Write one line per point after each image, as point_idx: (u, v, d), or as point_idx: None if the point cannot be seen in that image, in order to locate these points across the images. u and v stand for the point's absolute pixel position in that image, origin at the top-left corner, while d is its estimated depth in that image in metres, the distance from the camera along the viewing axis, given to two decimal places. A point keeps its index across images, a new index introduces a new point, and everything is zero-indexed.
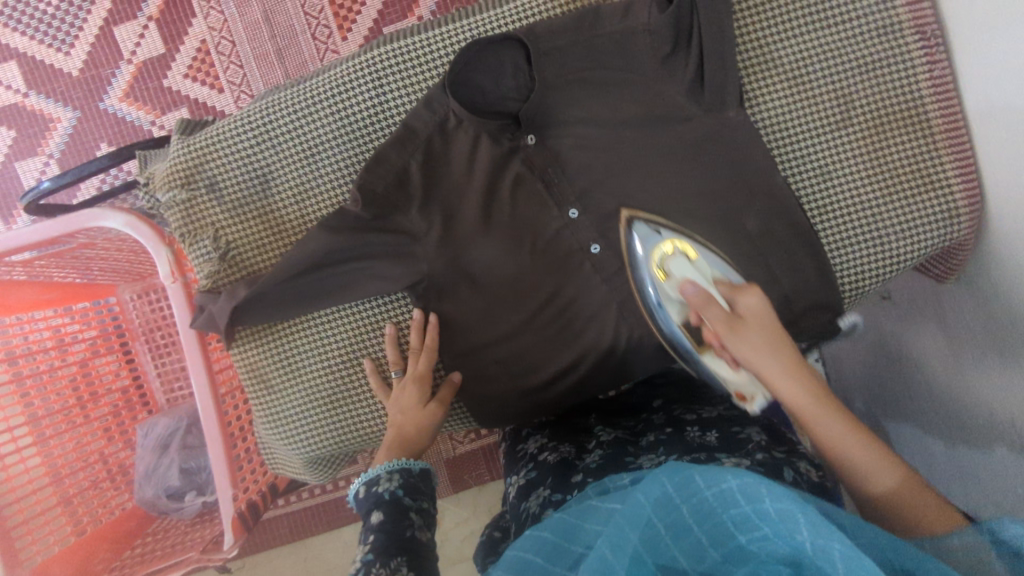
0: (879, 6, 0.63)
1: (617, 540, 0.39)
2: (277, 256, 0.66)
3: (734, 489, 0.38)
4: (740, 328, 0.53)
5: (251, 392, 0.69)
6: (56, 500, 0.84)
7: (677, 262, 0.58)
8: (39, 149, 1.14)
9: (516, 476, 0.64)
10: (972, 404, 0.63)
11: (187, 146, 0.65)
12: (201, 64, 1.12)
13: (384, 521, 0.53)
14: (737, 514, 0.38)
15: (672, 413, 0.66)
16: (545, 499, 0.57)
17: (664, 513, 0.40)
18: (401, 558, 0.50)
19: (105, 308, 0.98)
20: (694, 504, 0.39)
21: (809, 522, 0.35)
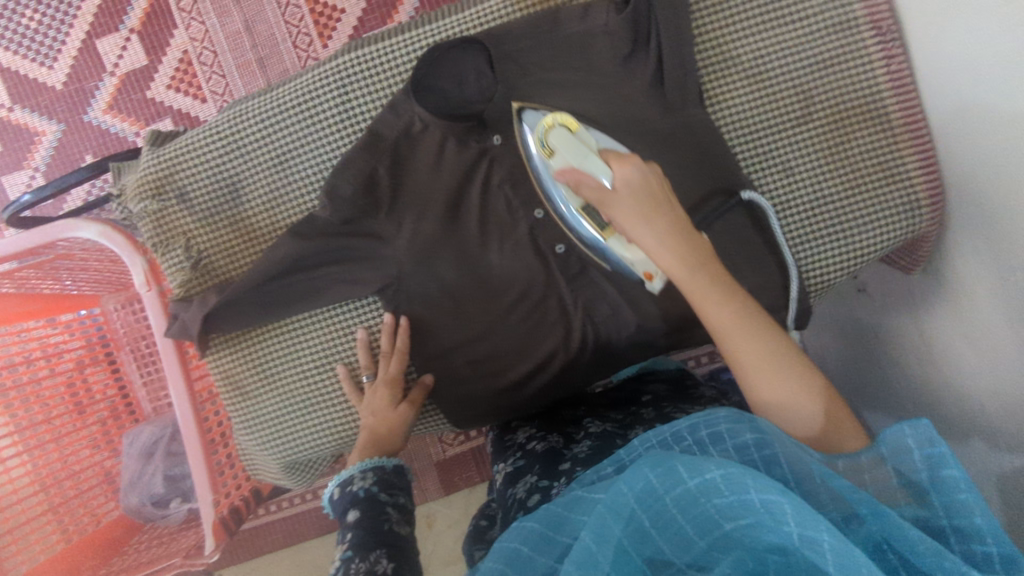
0: (835, 3, 0.64)
1: (602, 531, 0.38)
2: (249, 263, 0.67)
3: (717, 479, 0.37)
4: (617, 202, 0.52)
5: (226, 398, 0.70)
6: (42, 509, 0.85)
7: (559, 134, 0.55)
8: (25, 163, 1.15)
9: (504, 464, 0.65)
10: (942, 394, 0.63)
11: (158, 156, 0.66)
12: (183, 75, 1.13)
13: (361, 518, 0.54)
14: (721, 504, 0.37)
15: (661, 407, 0.66)
16: (531, 486, 0.57)
17: (647, 504, 0.39)
18: (380, 551, 0.51)
19: (90, 319, 0.98)
20: (677, 494, 0.38)
21: (796, 513, 0.35)
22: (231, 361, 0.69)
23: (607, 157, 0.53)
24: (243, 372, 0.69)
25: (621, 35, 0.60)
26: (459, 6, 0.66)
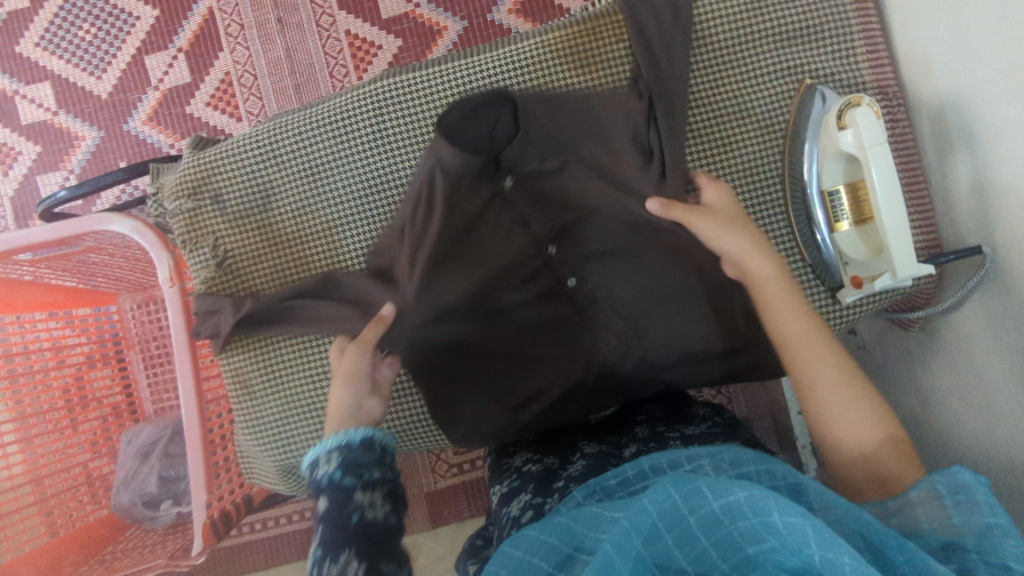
0: (847, 63, 0.65)
1: (622, 543, 0.38)
2: (271, 266, 0.70)
3: (741, 502, 0.37)
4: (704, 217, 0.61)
5: (233, 395, 0.72)
6: (33, 500, 0.85)
7: (859, 114, 0.56)
8: (62, 164, 1.19)
9: (500, 486, 0.67)
10: (941, 449, 0.64)
11: (198, 160, 0.70)
12: (223, 94, 1.19)
13: (330, 511, 0.55)
14: (745, 527, 0.37)
15: (655, 428, 0.68)
16: (526, 503, 0.60)
17: (670, 520, 0.38)
18: (351, 550, 0.52)
19: (105, 317, 1.01)
20: (700, 516, 0.38)
21: (817, 533, 0.35)
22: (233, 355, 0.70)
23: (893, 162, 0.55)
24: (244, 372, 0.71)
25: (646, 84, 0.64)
26: (494, 45, 0.70)
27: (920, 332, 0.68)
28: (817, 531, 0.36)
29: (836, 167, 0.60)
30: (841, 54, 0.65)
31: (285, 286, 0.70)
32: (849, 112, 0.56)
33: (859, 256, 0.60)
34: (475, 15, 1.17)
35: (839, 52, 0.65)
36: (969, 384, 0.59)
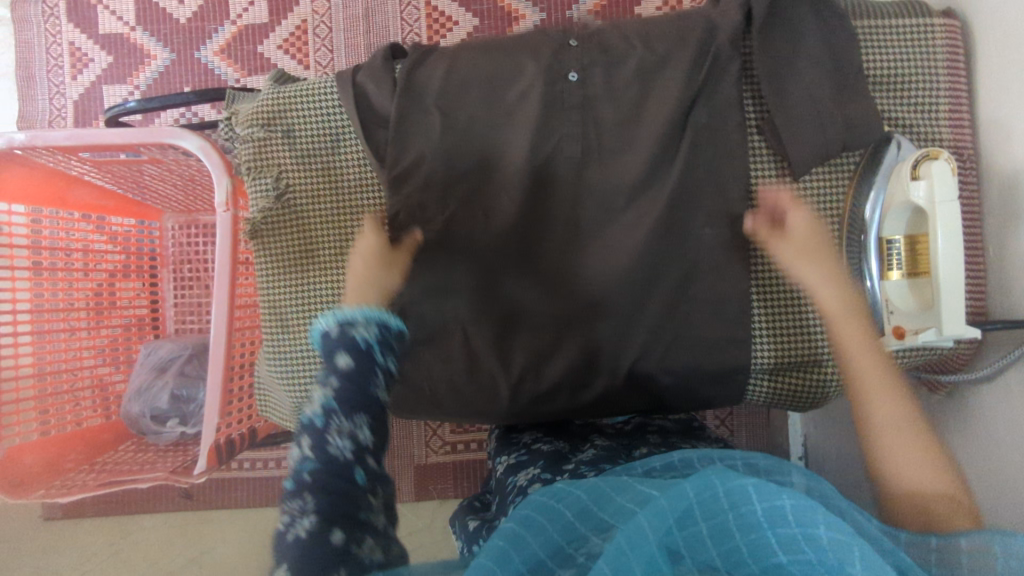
0: (928, 115, 0.65)
1: (660, 522, 0.40)
2: (327, 208, 0.71)
3: (786, 508, 0.39)
4: (785, 239, 0.62)
5: (266, 322, 0.73)
6: (34, 395, 0.84)
7: (935, 169, 0.56)
8: (129, 79, 1.21)
9: (506, 457, 0.71)
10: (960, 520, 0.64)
11: (276, 92, 0.71)
12: (296, 41, 1.20)
13: (352, 372, 0.51)
14: (784, 534, 0.39)
15: (666, 437, 0.71)
16: (534, 476, 0.62)
17: (708, 510, 0.41)
18: (365, 416, 0.51)
19: (147, 230, 1.05)
20: (740, 514, 0.40)
21: (863, 558, 0.37)
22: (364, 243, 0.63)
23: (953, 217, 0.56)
24: (367, 244, 0.63)
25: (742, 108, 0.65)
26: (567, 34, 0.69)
27: (945, 397, 0.68)
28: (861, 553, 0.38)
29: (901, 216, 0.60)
30: (923, 109, 0.65)
31: (338, 229, 0.71)
32: (926, 164, 0.57)
33: (907, 309, 0.60)
34: (555, 8, 1.15)
35: (923, 108, 0.65)
36: (1002, 459, 0.59)
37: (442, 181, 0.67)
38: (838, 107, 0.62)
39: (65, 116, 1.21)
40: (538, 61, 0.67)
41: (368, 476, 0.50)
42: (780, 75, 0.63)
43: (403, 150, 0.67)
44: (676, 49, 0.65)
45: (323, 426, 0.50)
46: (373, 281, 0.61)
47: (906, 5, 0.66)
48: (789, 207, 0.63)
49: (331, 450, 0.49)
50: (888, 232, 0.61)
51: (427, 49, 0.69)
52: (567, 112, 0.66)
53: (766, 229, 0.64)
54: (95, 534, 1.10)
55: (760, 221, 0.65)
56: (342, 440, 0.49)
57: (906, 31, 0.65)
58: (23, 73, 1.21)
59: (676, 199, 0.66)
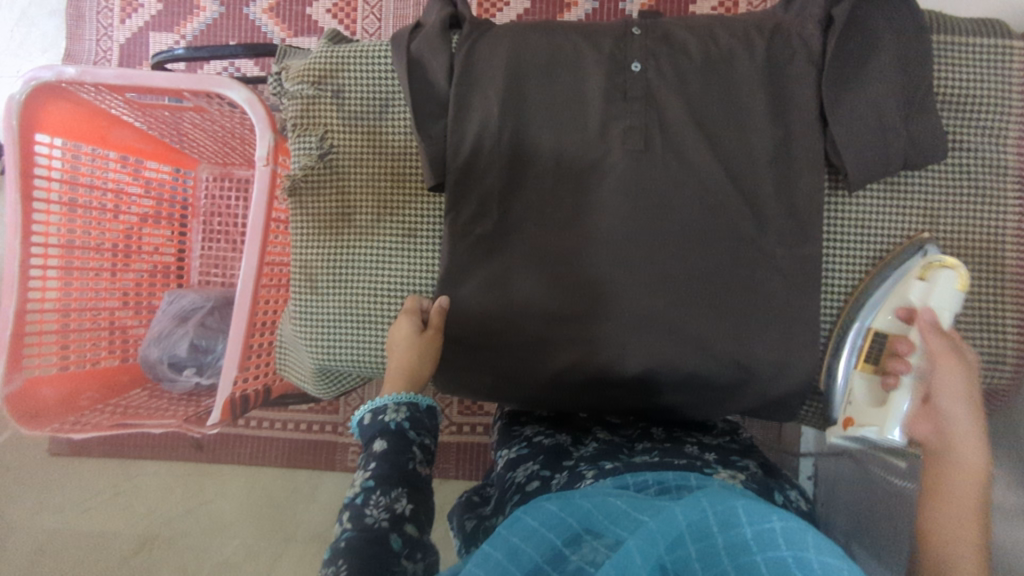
0: (994, 141, 0.63)
1: (647, 546, 0.38)
2: (368, 172, 0.70)
3: (777, 530, 0.38)
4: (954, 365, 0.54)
5: (295, 282, 0.72)
6: (57, 329, 0.83)
7: (943, 275, 0.58)
8: (176, 28, 1.21)
9: (508, 451, 0.69)
10: None
11: (330, 52, 0.70)
12: (345, 6, 1.18)
13: (387, 451, 0.57)
14: (773, 557, 0.37)
15: (671, 433, 0.69)
16: (533, 472, 0.61)
17: (698, 533, 0.40)
18: (402, 489, 0.55)
19: (181, 179, 1.05)
20: (730, 537, 0.39)
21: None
22: (399, 330, 0.66)
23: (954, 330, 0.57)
24: (403, 330, 0.65)
25: (805, 119, 0.63)
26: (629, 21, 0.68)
27: None
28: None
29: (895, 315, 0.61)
30: (990, 134, 0.63)
31: (377, 193, 0.70)
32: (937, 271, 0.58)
33: (862, 403, 0.62)
34: None
35: (988, 131, 0.63)
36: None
37: (487, 160, 0.66)
38: (906, 123, 0.60)
39: (109, 59, 1.21)
40: (596, 49, 0.65)
41: (403, 544, 0.51)
42: (848, 86, 0.62)
43: (453, 126, 0.66)
44: (741, 52, 0.64)
45: (362, 502, 0.53)
46: (412, 368, 0.63)
47: (985, 23, 0.63)
48: (940, 363, 0.54)
49: (368, 519, 0.52)
50: (880, 323, 0.62)
51: (487, 24, 0.68)
52: (621, 104, 0.65)
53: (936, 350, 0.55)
54: (97, 474, 1.11)
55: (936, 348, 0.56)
56: (379, 510, 0.52)
57: (980, 50, 0.62)
58: (74, 12, 1.22)
59: (725, 201, 0.64)
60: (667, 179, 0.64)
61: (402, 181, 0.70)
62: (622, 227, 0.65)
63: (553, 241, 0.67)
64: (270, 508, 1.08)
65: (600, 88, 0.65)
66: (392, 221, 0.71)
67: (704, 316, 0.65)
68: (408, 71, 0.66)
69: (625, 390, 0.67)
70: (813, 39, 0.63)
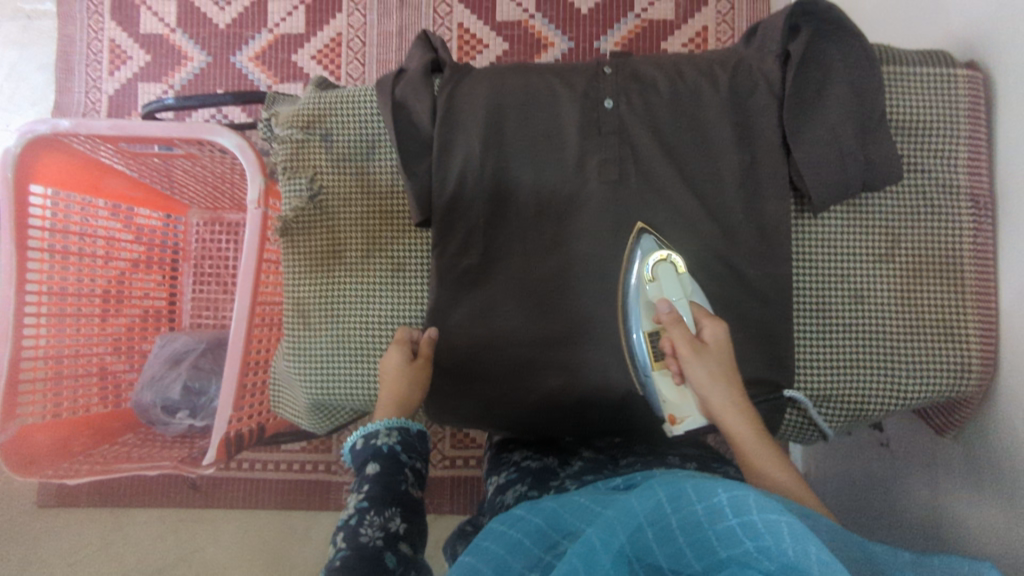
0: (946, 161, 0.67)
1: (607, 535, 0.41)
2: (356, 211, 0.73)
3: (723, 502, 0.41)
4: (702, 353, 0.60)
5: (288, 319, 0.74)
6: (49, 376, 0.83)
7: (662, 270, 0.64)
8: (164, 78, 1.24)
9: (497, 476, 0.69)
10: None
11: (317, 98, 0.73)
12: (330, 52, 1.23)
13: (381, 473, 0.58)
14: (722, 527, 0.40)
15: (654, 447, 0.72)
16: (521, 494, 0.62)
17: (653, 519, 0.43)
18: (395, 509, 0.56)
19: (173, 225, 1.07)
20: (683, 517, 0.42)
21: (792, 529, 0.37)
22: (389, 359, 0.67)
23: (695, 310, 0.63)
24: (391, 361, 0.67)
25: (769, 147, 0.67)
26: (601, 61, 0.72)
27: (952, 440, 0.68)
28: (791, 534, 0.37)
29: (650, 315, 0.65)
30: (942, 154, 0.67)
31: (366, 232, 0.73)
32: (655, 267, 0.64)
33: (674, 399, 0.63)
34: (583, 39, 1.19)
35: (941, 153, 0.67)
36: (1000, 501, 0.60)
37: (471, 195, 0.69)
38: (863, 148, 0.64)
39: (99, 110, 1.24)
40: (570, 88, 0.69)
41: (398, 562, 0.52)
42: (806, 116, 0.66)
43: (437, 164, 0.69)
44: (706, 86, 0.68)
45: (356, 522, 0.54)
46: (402, 397, 0.65)
47: (930, 53, 0.68)
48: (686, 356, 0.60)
49: (363, 537, 0.53)
50: (647, 328, 0.65)
51: (467, 68, 0.72)
52: (595, 139, 0.68)
53: (685, 345, 0.60)
54: (87, 524, 1.09)
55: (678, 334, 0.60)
56: (373, 529, 0.53)
57: (928, 78, 0.67)
58: (63, 66, 1.25)
59: (699, 226, 0.67)
60: (643, 209, 0.68)
61: (389, 219, 0.73)
62: (604, 254, 0.68)
63: (538, 270, 0.69)
64: (265, 551, 1.07)
65: (575, 125, 0.69)
66: (381, 257, 0.73)
67: None
68: (392, 114, 0.69)
69: (612, 411, 0.69)
70: (772, 72, 0.67)
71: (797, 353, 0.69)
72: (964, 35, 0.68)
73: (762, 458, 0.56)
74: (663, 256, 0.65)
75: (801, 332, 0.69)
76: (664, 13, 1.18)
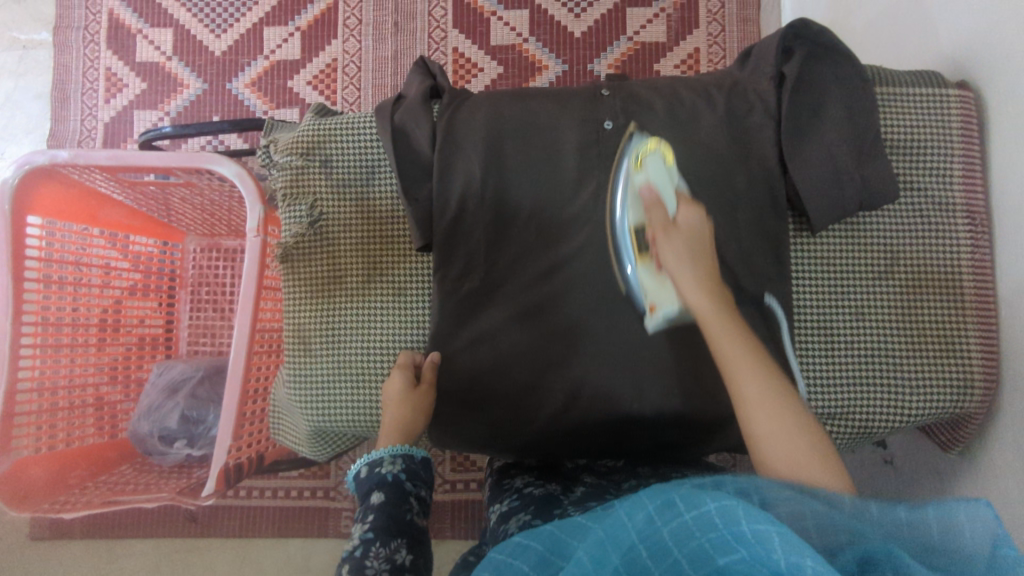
0: (941, 179, 0.68)
1: (599, 555, 0.40)
2: (357, 238, 0.73)
3: (713, 512, 0.39)
4: (674, 233, 0.58)
5: (288, 347, 0.73)
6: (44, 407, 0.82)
7: (650, 162, 0.64)
8: (160, 105, 1.25)
9: (499, 505, 0.68)
10: None
11: (317, 125, 0.73)
12: (326, 78, 1.24)
13: (385, 503, 0.57)
14: (715, 538, 0.38)
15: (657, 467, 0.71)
16: (524, 522, 0.60)
17: (646, 535, 0.41)
18: (400, 540, 0.55)
19: (169, 252, 1.07)
20: (674, 528, 0.40)
21: (784, 541, 0.36)
22: (392, 383, 0.67)
23: (679, 198, 0.62)
24: (393, 386, 0.66)
25: (766, 167, 0.68)
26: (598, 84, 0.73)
27: (956, 457, 0.68)
28: (783, 542, 0.36)
29: (635, 206, 0.64)
30: (937, 172, 0.68)
31: (366, 258, 0.73)
32: (643, 159, 0.65)
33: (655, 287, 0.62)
34: (577, 62, 1.20)
35: (936, 171, 0.68)
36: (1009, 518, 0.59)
37: (471, 219, 0.70)
38: (860, 166, 0.65)
39: (94, 138, 1.24)
40: (568, 111, 0.70)
41: None
42: (802, 136, 0.67)
43: (438, 189, 0.69)
44: (702, 108, 0.69)
45: (362, 553, 0.53)
46: (406, 423, 0.65)
47: (921, 74, 0.69)
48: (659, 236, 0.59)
49: (370, 569, 0.51)
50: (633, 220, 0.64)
51: (466, 92, 0.73)
52: (594, 161, 0.69)
53: (660, 230, 0.59)
54: (81, 558, 1.07)
55: (655, 211, 0.60)
56: (379, 561, 0.52)
57: (920, 99, 0.68)
58: (59, 95, 1.25)
59: None
60: None
61: (390, 244, 0.73)
62: (605, 275, 0.68)
63: (540, 292, 0.69)
64: None
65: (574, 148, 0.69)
66: (382, 283, 0.73)
67: (689, 357, 0.67)
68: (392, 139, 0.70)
69: (617, 433, 0.68)
70: (768, 93, 0.68)
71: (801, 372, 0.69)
72: (954, 56, 0.69)
73: (721, 333, 0.53)
74: (652, 149, 0.65)
75: (802, 350, 0.69)
76: (656, 35, 1.20)
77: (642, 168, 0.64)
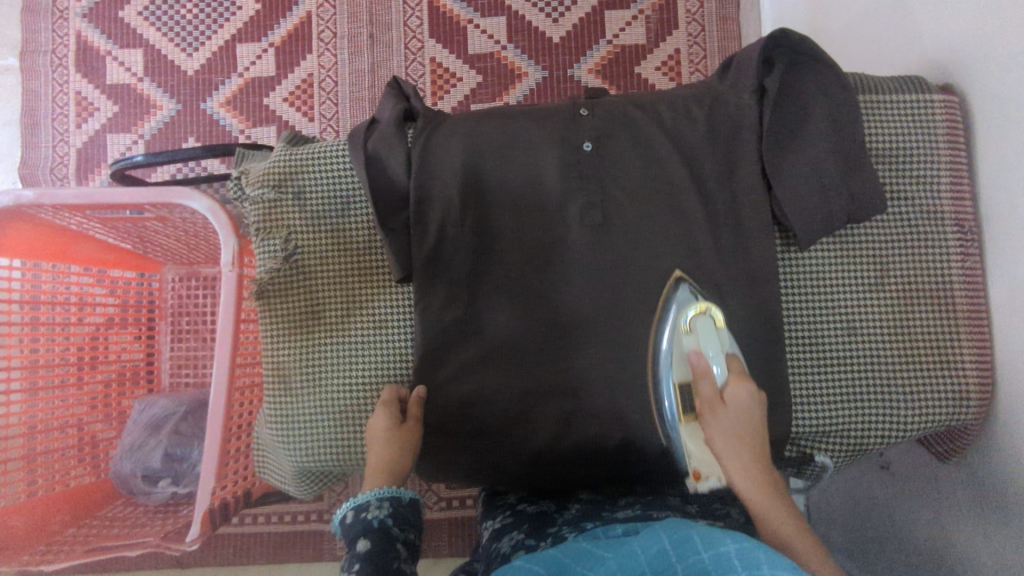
0: (928, 187, 0.67)
1: None
2: (334, 269, 0.71)
3: (733, 553, 0.38)
4: (720, 413, 0.59)
5: (269, 384, 0.71)
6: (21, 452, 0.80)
7: (701, 323, 0.63)
8: (133, 127, 1.22)
9: (492, 522, 0.67)
10: None
11: (289, 155, 0.71)
12: (302, 94, 1.21)
13: (371, 551, 0.55)
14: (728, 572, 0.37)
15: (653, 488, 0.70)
16: (517, 542, 0.59)
17: (658, 565, 0.39)
18: None
19: (147, 283, 1.05)
20: (690, 562, 0.38)
21: None
22: (375, 422, 0.65)
23: (732, 368, 0.62)
24: (377, 422, 0.65)
25: (750, 181, 0.66)
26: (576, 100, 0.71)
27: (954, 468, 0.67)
28: None
29: (681, 365, 0.64)
30: (924, 181, 0.67)
31: (345, 290, 0.71)
32: (695, 318, 0.64)
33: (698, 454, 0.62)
34: (556, 68, 1.18)
35: (923, 180, 0.67)
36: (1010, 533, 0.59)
37: (451, 245, 0.68)
38: (846, 179, 0.63)
39: (67, 164, 1.21)
40: (546, 130, 0.68)
41: None
42: (785, 148, 0.65)
43: (415, 216, 0.67)
44: (683, 123, 0.67)
45: None
46: (391, 462, 0.63)
47: (905, 80, 0.68)
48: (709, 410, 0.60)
49: None
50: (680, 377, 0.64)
51: (441, 115, 0.71)
52: (574, 182, 0.67)
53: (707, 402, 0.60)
54: None
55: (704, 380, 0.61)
56: None
57: (905, 106, 0.67)
58: (29, 121, 1.22)
59: (685, 264, 0.66)
60: (627, 250, 0.66)
61: (368, 275, 0.71)
62: (590, 298, 0.67)
63: (524, 318, 0.67)
64: None
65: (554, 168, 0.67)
66: (362, 315, 0.71)
67: None
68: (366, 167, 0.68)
69: (608, 459, 0.67)
70: (750, 106, 0.66)
71: (794, 389, 0.68)
72: (937, 60, 0.68)
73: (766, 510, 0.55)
74: (702, 308, 0.64)
75: (796, 368, 0.68)
76: (636, 38, 1.18)
77: (690, 328, 0.64)
